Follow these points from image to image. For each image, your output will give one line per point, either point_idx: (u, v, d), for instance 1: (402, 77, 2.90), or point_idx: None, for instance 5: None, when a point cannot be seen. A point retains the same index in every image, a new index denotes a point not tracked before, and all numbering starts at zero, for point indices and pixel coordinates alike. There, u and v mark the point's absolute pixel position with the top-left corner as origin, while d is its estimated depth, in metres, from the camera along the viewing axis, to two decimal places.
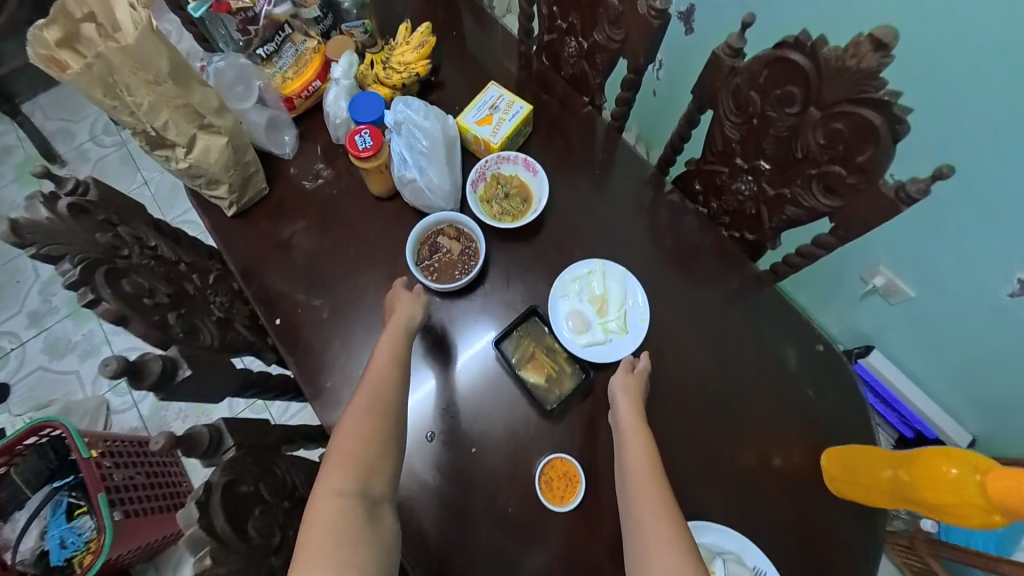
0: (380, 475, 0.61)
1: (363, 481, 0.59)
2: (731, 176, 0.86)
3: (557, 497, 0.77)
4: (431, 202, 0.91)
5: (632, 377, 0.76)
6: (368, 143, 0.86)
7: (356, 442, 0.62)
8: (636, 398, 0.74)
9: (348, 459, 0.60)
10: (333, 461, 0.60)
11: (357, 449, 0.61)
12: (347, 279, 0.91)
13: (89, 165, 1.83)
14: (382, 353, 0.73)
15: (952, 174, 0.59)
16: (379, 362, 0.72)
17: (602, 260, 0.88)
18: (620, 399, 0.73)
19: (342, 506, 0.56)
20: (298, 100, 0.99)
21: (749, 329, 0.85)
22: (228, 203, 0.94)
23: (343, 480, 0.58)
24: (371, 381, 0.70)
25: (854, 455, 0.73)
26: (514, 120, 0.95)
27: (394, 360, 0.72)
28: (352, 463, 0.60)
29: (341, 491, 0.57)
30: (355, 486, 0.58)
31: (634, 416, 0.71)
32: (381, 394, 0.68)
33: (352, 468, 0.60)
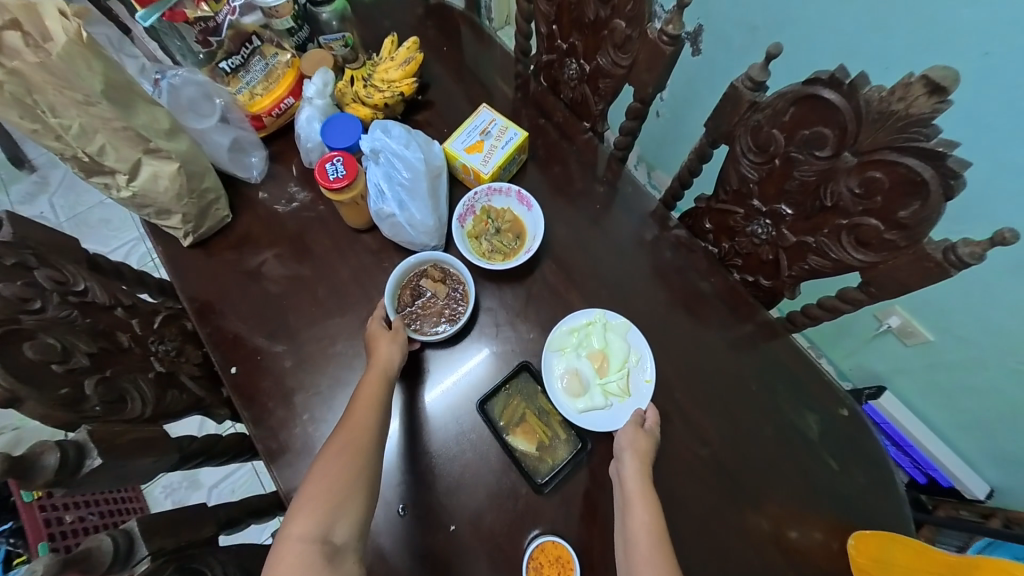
0: (347, 515, 0.56)
1: (329, 521, 0.54)
2: (746, 218, 0.77)
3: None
4: (412, 239, 0.81)
5: (643, 437, 0.67)
6: (340, 173, 0.76)
7: (326, 485, 0.56)
8: (644, 459, 0.66)
9: (316, 500, 0.55)
10: (302, 501, 0.56)
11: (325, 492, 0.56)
12: (317, 322, 0.81)
13: (62, 171, 1.71)
14: (362, 396, 0.66)
15: (1014, 240, 0.51)
16: (359, 405, 0.65)
17: (603, 310, 0.79)
18: (624, 449, 0.66)
19: (304, 552, 0.51)
20: (268, 118, 0.90)
21: (764, 387, 0.76)
22: (183, 233, 0.83)
23: (307, 522, 0.53)
24: (350, 420, 0.63)
25: (889, 547, 0.66)
26: (507, 147, 0.85)
27: (376, 398, 0.66)
28: (320, 505, 0.55)
29: (303, 535, 0.52)
30: (320, 527, 0.53)
31: (640, 478, 0.63)
32: (357, 433, 0.62)
33: (320, 507, 0.55)
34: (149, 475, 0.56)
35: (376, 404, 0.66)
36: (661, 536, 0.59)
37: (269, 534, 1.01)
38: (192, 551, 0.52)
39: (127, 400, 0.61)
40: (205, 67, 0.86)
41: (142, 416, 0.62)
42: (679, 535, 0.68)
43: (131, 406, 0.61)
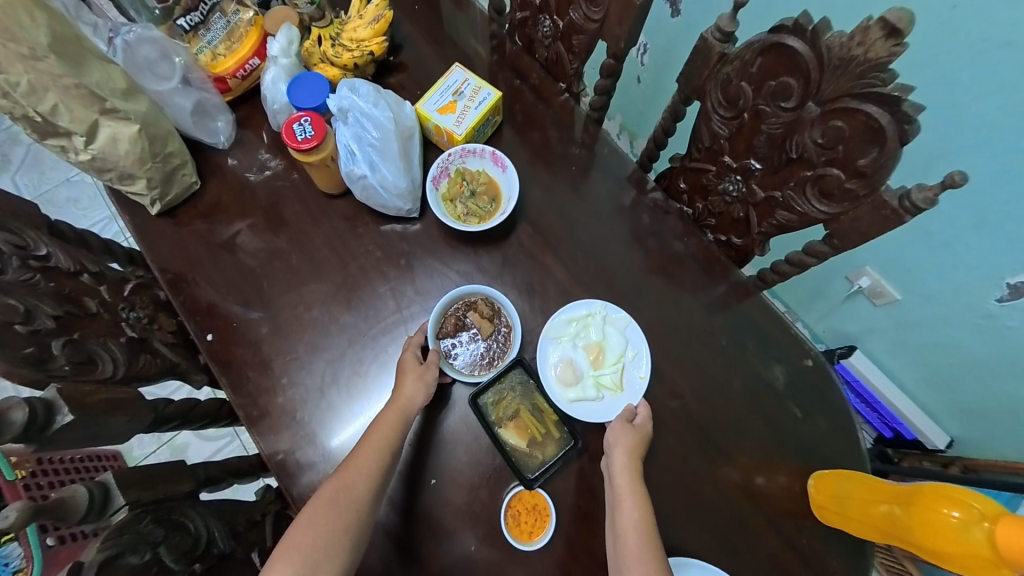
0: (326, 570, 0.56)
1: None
2: (718, 176, 0.77)
3: (525, 533, 0.69)
4: (384, 202, 0.81)
5: (630, 434, 0.67)
6: (308, 133, 0.74)
7: (307, 540, 0.57)
8: (634, 457, 0.66)
9: (295, 553, 0.56)
10: (282, 551, 0.57)
11: (306, 548, 0.56)
12: (292, 289, 0.81)
13: (24, 147, 1.64)
14: (375, 436, 0.65)
15: (964, 183, 0.52)
16: (367, 444, 0.65)
17: (605, 303, 0.77)
18: (616, 449, 0.66)
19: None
20: (233, 80, 0.87)
21: (733, 341, 0.78)
22: (149, 200, 0.82)
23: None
24: (348, 466, 0.63)
25: (844, 482, 0.67)
26: (481, 108, 0.84)
27: (379, 447, 0.65)
28: (298, 559, 0.56)
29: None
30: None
31: (631, 477, 0.64)
32: (352, 486, 0.61)
33: (298, 562, 0.55)
34: (123, 435, 0.57)
35: (378, 450, 0.64)
36: (650, 535, 0.60)
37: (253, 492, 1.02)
38: (169, 506, 0.53)
39: (97, 361, 0.60)
40: (162, 24, 0.83)
41: (114, 377, 0.62)
42: (651, 483, 0.71)
43: (101, 367, 0.61)
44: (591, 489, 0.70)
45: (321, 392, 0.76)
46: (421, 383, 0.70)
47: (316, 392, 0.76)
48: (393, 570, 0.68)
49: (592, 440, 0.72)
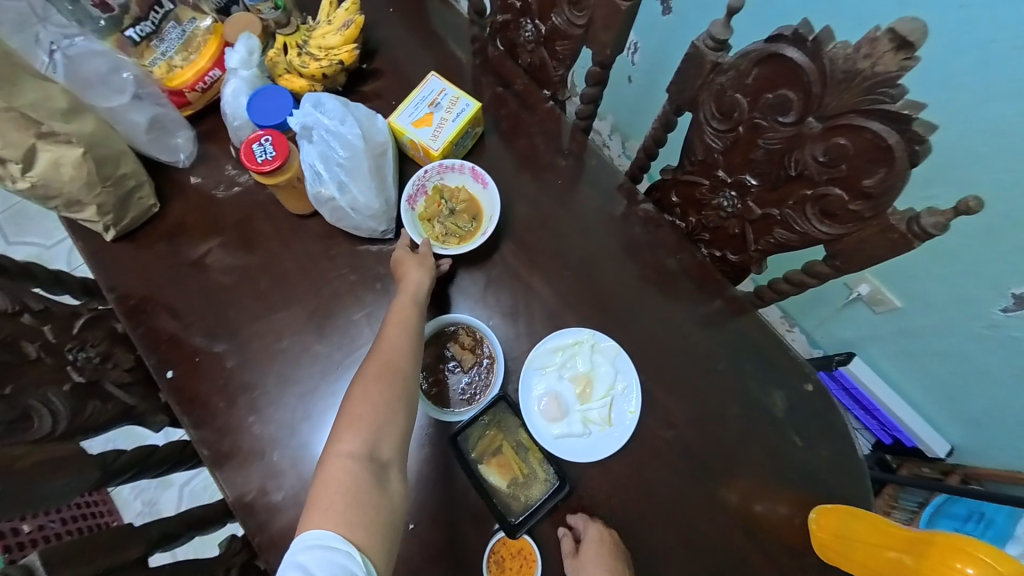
0: (390, 434, 0.56)
1: (372, 441, 0.55)
2: (712, 190, 0.73)
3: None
4: (357, 223, 0.75)
5: (596, 547, 0.61)
6: (269, 154, 0.69)
7: (364, 410, 0.57)
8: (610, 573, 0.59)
9: (357, 421, 0.56)
10: (340, 426, 0.56)
11: (367, 417, 0.56)
12: (260, 318, 0.76)
13: None
14: (396, 317, 0.67)
15: (980, 208, 0.48)
16: (393, 326, 0.66)
17: (592, 330, 0.73)
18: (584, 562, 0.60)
19: (351, 469, 0.52)
20: (192, 94, 0.81)
21: (730, 365, 0.74)
22: (102, 226, 0.76)
23: (353, 441, 0.54)
24: (382, 345, 0.63)
25: (849, 522, 0.63)
26: (459, 120, 0.78)
27: (406, 318, 0.66)
28: (360, 428, 0.55)
29: (351, 453, 0.53)
30: (365, 445, 0.54)
31: None
32: (394, 359, 0.62)
33: (362, 429, 0.55)
34: (64, 496, 0.52)
35: (407, 335, 0.65)
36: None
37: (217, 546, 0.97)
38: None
39: (33, 418, 0.55)
40: (109, 36, 0.76)
41: (54, 433, 0.57)
42: (644, 522, 0.67)
43: (39, 423, 0.55)
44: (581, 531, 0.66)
45: (293, 425, 0.71)
46: (422, 275, 0.72)
47: (286, 427, 0.71)
48: None
49: (582, 475, 0.68)
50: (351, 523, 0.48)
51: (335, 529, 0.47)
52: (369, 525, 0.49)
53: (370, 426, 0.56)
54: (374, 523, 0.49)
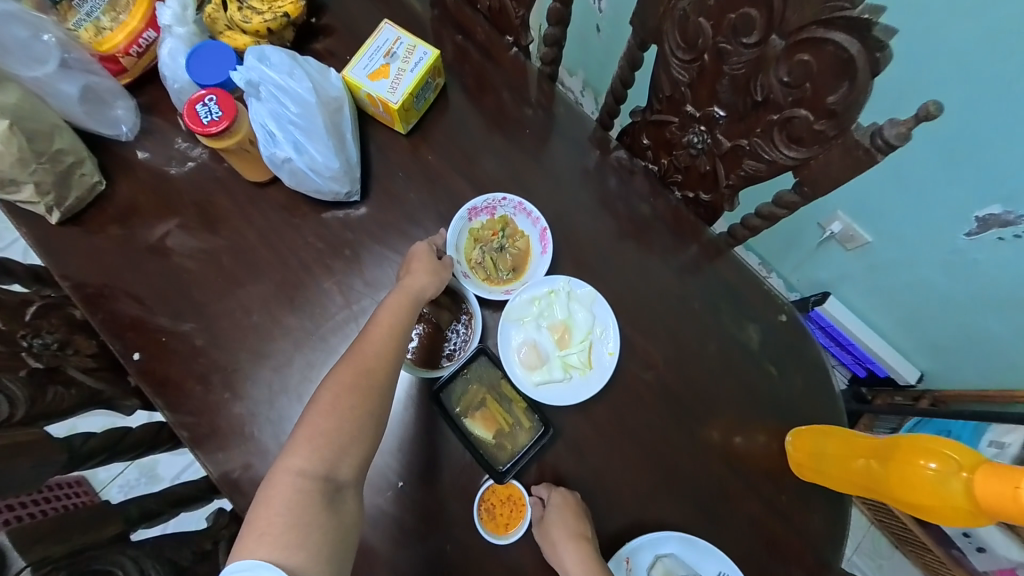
0: (352, 456, 0.54)
1: (330, 461, 0.52)
2: (682, 128, 0.71)
3: (500, 527, 0.66)
4: (318, 186, 0.72)
5: (568, 521, 0.62)
6: (215, 115, 0.65)
7: (328, 426, 0.54)
8: (580, 539, 0.61)
9: (316, 437, 0.53)
10: (298, 438, 0.53)
11: (329, 436, 0.53)
12: (226, 294, 0.73)
13: None
14: (386, 320, 0.62)
15: (939, 112, 0.48)
16: (382, 328, 0.61)
17: (568, 278, 0.72)
18: (551, 531, 0.61)
19: (300, 488, 0.50)
20: (127, 59, 0.76)
21: (706, 304, 0.75)
22: (45, 207, 0.71)
23: (306, 459, 0.52)
24: (364, 348, 0.59)
25: (822, 440, 0.65)
26: (417, 71, 0.74)
27: (394, 327, 0.62)
28: (319, 446, 0.53)
29: (302, 471, 0.51)
30: (321, 466, 0.52)
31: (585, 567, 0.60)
32: (373, 370, 0.58)
33: (320, 447, 0.52)
34: (29, 483, 0.51)
35: (395, 348, 0.60)
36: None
37: (206, 519, 0.98)
38: (91, 554, 0.48)
39: None
40: None
41: (14, 417, 0.55)
42: (629, 460, 0.68)
43: None
44: (568, 472, 0.67)
45: (273, 398, 0.70)
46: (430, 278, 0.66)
47: (266, 400, 0.70)
48: None
49: (566, 421, 0.69)
50: (286, 548, 0.46)
51: (270, 554, 0.46)
52: (309, 550, 0.47)
53: (330, 446, 0.53)
54: (312, 548, 0.48)
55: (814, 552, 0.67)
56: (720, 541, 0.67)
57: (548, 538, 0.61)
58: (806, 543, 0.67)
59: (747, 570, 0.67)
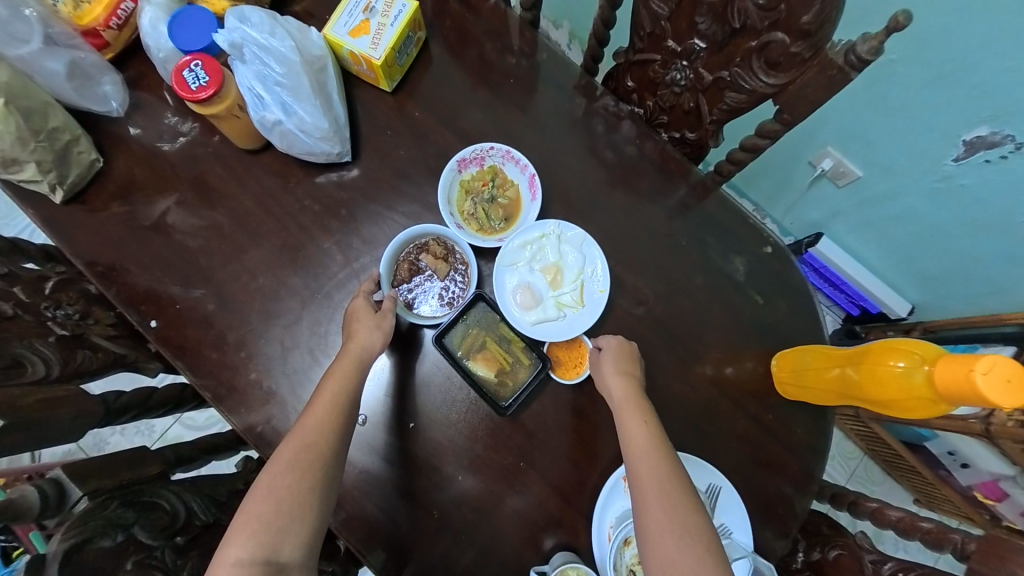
0: (295, 533, 0.51)
1: (271, 544, 0.49)
2: (664, 66, 0.72)
3: (570, 371, 0.72)
4: (309, 148, 0.74)
5: (619, 355, 0.66)
6: (203, 80, 0.67)
7: (265, 507, 0.51)
8: (626, 372, 0.65)
9: (253, 522, 0.50)
10: (236, 525, 0.50)
11: (270, 521, 0.50)
12: (232, 259, 0.76)
13: None
14: (330, 387, 0.60)
15: (907, 23, 0.49)
16: (323, 396, 0.59)
17: (557, 222, 0.74)
18: (601, 366, 0.66)
19: None
20: (109, 32, 0.76)
21: (693, 241, 0.77)
22: (48, 185, 0.74)
23: (244, 547, 0.49)
24: (305, 422, 0.57)
25: (803, 356, 0.69)
26: (397, 24, 0.74)
27: (337, 394, 0.60)
28: (257, 530, 0.50)
29: (238, 560, 0.48)
30: (260, 551, 0.49)
31: (631, 394, 0.62)
32: (314, 442, 0.56)
33: (259, 530, 0.49)
34: (75, 430, 0.56)
35: (337, 409, 0.59)
36: (659, 446, 0.58)
37: (232, 464, 1.04)
38: (137, 488, 0.55)
39: (25, 364, 0.58)
40: None
41: (50, 377, 0.60)
42: None
43: (32, 368, 0.58)
44: (568, 405, 0.71)
45: (286, 355, 0.74)
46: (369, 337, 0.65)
47: (280, 356, 0.74)
48: (392, 512, 0.68)
49: (564, 357, 0.73)
50: None
51: None
52: None
53: (271, 531, 0.50)
54: None
55: (798, 461, 0.73)
56: (711, 456, 0.72)
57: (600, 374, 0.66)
58: (791, 455, 0.73)
59: (739, 482, 0.72)
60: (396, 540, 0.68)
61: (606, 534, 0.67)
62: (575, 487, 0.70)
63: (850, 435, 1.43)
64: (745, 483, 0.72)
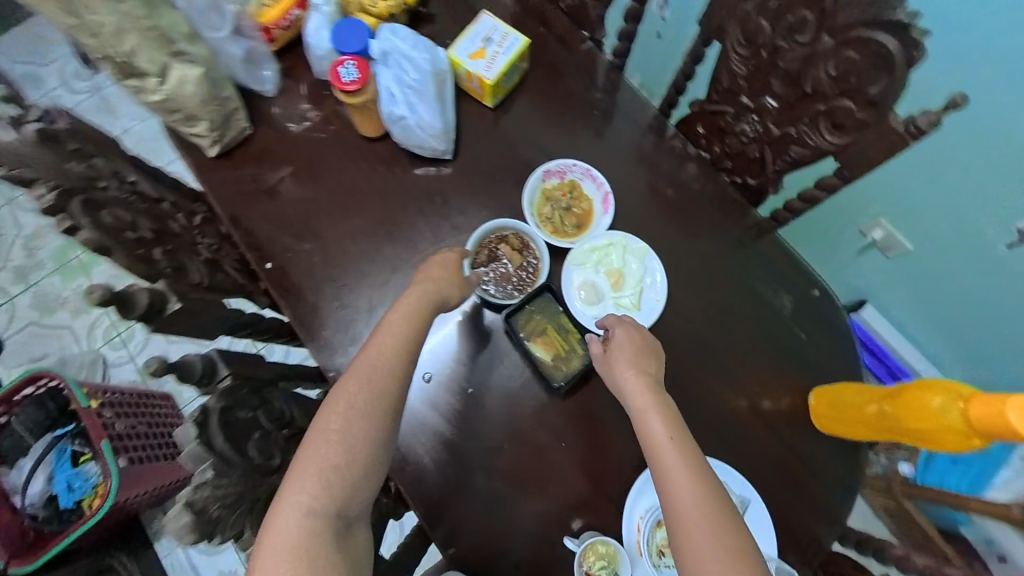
0: (361, 492, 0.58)
1: (341, 499, 0.57)
2: (736, 117, 0.82)
3: None
4: (421, 142, 0.87)
5: (646, 358, 0.69)
6: (353, 76, 0.82)
7: (336, 467, 0.57)
8: (645, 369, 0.68)
9: (326, 478, 0.56)
10: (307, 476, 0.57)
11: (333, 463, 0.57)
12: (336, 224, 0.89)
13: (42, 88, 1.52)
14: (389, 356, 0.63)
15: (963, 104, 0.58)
16: (383, 360, 0.63)
17: (625, 234, 0.84)
18: (617, 363, 0.69)
19: (309, 523, 0.55)
20: (277, 31, 0.93)
21: (744, 274, 0.84)
22: (208, 141, 0.89)
23: (315, 497, 0.56)
24: (367, 387, 0.61)
25: (839, 391, 0.74)
26: (510, 54, 0.89)
27: (391, 348, 0.64)
28: (330, 485, 0.56)
29: (311, 508, 0.55)
30: (332, 504, 0.56)
31: (650, 393, 0.65)
32: (378, 409, 0.61)
33: (331, 485, 0.56)
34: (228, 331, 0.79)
35: (398, 380, 0.63)
36: (693, 458, 0.59)
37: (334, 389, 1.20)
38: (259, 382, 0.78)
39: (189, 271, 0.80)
40: None
41: (202, 282, 0.82)
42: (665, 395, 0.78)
43: (192, 275, 0.80)
44: (611, 401, 0.77)
45: (371, 312, 0.85)
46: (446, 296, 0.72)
47: (365, 312, 0.85)
48: (440, 465, 0.75)
49: None
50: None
51: None
52: None
53: (333, 470, 0.57)
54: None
55: (826, 496, 0.75)
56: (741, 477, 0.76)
57: (609, 366, 0.70)
58: (820, 488, 0.75)
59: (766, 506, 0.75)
60: (439, 497, 0.73)
61: (633, 539, 0.72)
62: (610, 477, 0.75)
63: (880, 515, 1.32)
64: (771, 507, 0.75)
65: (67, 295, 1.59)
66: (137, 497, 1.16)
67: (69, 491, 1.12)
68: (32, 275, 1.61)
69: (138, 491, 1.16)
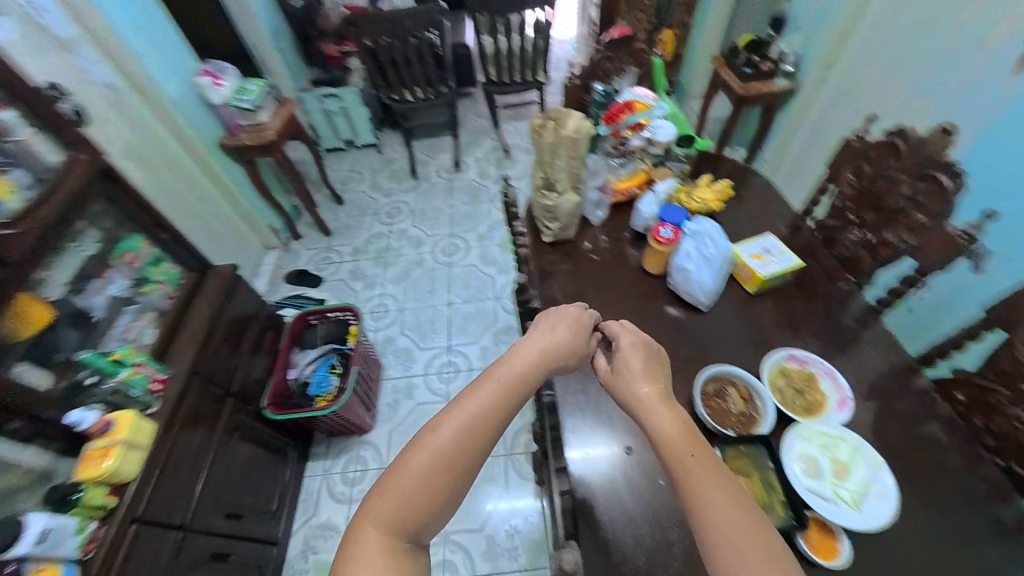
0: (432, 527, 0.67)
1: (414, 534, 0.65)
2: (1011, 401, 0.92)
3: (826, 552, 0.80)
4: (694, 293, 1.15)
5: (638, 358, 0.82)
6: (670, 236, 1.19)
7: (414, 504, 0.65)
8: (650, 371, 0.80)
9: (404, 512, 0.64)
10: (386, 507, 0.64)
11: (438, 468, 0.66)
12: (599, 314, 1.19)
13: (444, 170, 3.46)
14: (478, 413, 0.71)
15: None
16: (471, 418, 0.70)
17: (858, 437, 0.90)
18: (631, 360, 0.82)
19: (383, 550, 0.63)
20: (621, 195, 1.38)
21: (987, 554, 0.79)
22: (550, 233, 1.35)
23: (389, 530, 0.64)
24: (452, 438, 0.68)
25: None
26: (784, 266, 1.16)
27: (486, 407, 0.72)
28: (405, 520, 0.64)
29: (385, 537, 0.63)
30: (401, 540, 0.64)
31: (677, 415, 0.74)
32: (456, 464, 0.67)
33: (407, 519, 0.64)
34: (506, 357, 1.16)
35: (478, 442, 0.69)
36: (708, 464, 0.67)
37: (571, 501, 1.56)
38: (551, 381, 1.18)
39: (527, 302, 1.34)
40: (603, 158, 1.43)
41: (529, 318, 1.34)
42: None
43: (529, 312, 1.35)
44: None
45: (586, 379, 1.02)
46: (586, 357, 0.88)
47: None
48: (614, 520, 0.85)
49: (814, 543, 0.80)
50: None
51: None
52: None
53: (435, 479, 0.66)
54: None
55: None
56: None
57: (580, 342, 0.86)
58: None
59: None
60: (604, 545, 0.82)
61: None
62: None
63: None
64: None
65: (370, 277, 2.67)
66: (338, 416, 1.69)
67: (317, 385, 1.71)
68: (361, 255, 2.81)
69: (340, 414, 1.69)
